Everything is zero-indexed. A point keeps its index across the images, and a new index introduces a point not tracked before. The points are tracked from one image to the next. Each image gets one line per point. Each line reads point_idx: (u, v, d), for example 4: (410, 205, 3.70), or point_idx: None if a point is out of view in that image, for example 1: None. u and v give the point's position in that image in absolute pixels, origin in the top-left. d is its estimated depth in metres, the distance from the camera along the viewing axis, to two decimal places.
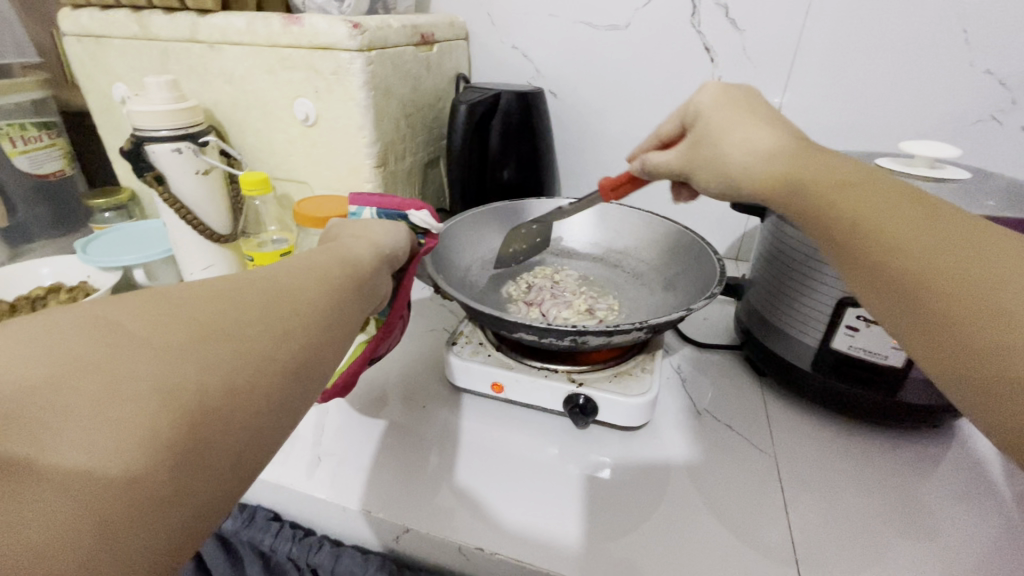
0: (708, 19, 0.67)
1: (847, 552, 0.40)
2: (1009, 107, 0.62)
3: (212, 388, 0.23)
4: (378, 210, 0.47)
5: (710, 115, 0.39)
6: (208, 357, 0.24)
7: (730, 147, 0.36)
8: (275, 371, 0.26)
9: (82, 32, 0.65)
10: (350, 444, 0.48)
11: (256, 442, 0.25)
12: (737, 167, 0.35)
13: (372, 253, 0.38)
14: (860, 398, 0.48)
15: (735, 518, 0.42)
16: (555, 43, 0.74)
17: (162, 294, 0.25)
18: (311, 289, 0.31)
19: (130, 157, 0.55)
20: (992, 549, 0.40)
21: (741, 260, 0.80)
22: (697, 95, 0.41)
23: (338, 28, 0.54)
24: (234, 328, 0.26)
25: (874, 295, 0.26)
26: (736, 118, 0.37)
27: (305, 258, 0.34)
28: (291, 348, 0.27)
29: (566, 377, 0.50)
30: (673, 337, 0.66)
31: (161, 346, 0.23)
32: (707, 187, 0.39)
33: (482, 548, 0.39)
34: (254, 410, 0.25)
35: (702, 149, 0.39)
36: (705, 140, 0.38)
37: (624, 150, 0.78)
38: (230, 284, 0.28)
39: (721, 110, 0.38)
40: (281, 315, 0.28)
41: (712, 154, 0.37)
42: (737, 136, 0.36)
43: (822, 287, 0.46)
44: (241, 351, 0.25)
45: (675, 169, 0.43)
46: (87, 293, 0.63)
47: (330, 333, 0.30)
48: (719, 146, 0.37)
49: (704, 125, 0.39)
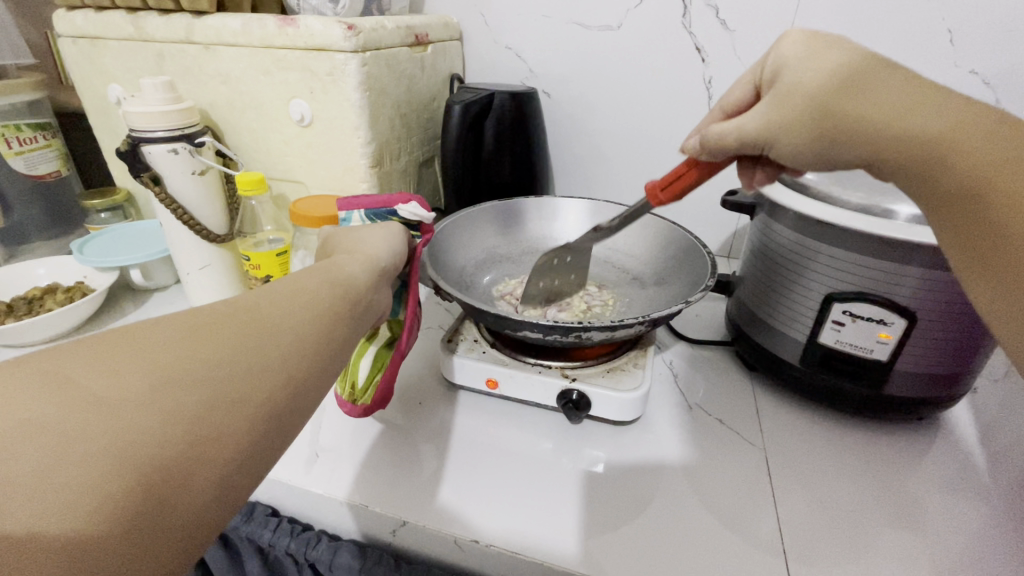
0: (699, 20, 0.68)
1: (835, 543, 0.41)
2: (992, 107, 0.63)
3: (174, 438, 0.24)
4: (366, 212, 0.47)
5: (802, 62, 0.33)
6: (170, 408, 0.24)
7: (839, 105, 0.31)
8: (245, 414, 0.27)
9: (77, 33, 0.66)
10: (347, 440, 0.49)
11: (230, 482, 0.26)
12: (817, 106, 0.32)
13: (365, 271, 0.39)
14: (846, 392, 0.49)
15: (727, 511, 0.43)
16: (547, 44, 0.75)
17: (126, 343, 0.26)
18: (291, 320, 0.32)
19: (126, 158, 0.56)
20: (975, 539, 0.41)
21: (732, 257, 0.81)
22: (776, 44, 0.35)
23: (333, 29, 0.54)
24: (201, 370, 0.26)
25: (963, 241, 0.28)
26: (823, 64, 0.32)
27: (292, 284, 0.34)
28: (263, 389, 0.28)
29: (559, 372, 0.51)
30: (665, 333, 0.67)
31: (119, 400, 0.23)
32: (801, 155, 0.34)
33: (478, 540, 0.40)
34: (223, 456, 0.26)
35: (799, 108, 0.33)
36: (791, 90, 0.33)
37: (617, 148, 0.79)
38: (201, 325, 0.28)
39: (822, 58, 0.32)
40: (254, 353, 0.29)
41: (800, 95, 0.33)
42: (845, 93, 0.31)
43: (811, 284, 0.47)
44: (210, 396, 0.26)
45: (748, 135, 0.36)
46: (84, 294, 0.63)
47: (310, 366, 0.31)
48: (823, 106, 0.31)
49: (797, 80, 0.33)
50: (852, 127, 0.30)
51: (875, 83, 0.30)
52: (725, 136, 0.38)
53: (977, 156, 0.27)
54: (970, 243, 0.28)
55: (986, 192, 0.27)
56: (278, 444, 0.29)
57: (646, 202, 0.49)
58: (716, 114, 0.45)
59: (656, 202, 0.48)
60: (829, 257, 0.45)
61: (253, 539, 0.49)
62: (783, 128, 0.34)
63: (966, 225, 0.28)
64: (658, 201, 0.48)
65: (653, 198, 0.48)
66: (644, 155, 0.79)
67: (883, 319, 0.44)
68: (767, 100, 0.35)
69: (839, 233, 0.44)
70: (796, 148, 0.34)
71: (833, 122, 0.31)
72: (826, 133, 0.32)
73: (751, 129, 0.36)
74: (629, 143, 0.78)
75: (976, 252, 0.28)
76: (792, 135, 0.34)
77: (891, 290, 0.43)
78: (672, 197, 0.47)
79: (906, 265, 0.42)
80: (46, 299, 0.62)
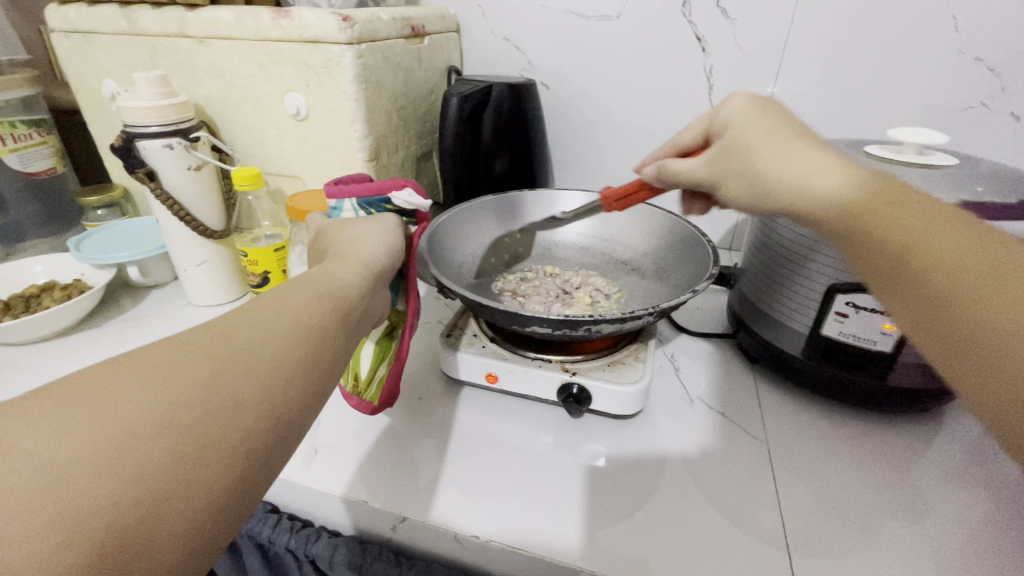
0: (699, 9, 0.67)
1: (838, 537, 0.40)
2: (998, 94, 0.62)
3: (136, 498, 0.23)
4: (358, 200, 0.45)
5: (744, 129, 0.35)
6: (132, 462, 0.23)
7: (775, 169, 0.32)
8: (220, 456, 0.26)
9: (70, 27, 0.65)
10: (347, 436, 0.49)
11: (208, 530, 0.25)
12: (774, 181, 0.32)
13: (358, 279, 0.38)
14: (853, 382, 0.48)
15: (730, 505, 0.43)
16: (546, 34, 0.74)
17: (82, 394, 0.24)
18: (269, 347, 0.30)
19: (121, 153, 0.55)
20: (982, 530, 0.41)
21: (734, 250, 0.81)
22: (723, 104, 0.38)
23: (328, 21, 0.54)
24: (167, 415, 0.25)
25: (918, 327, 0.26)
26: (770, 133, 0.33)
27: (279, 300, 0.33)
28: (239, 426, 0.27)
29: (559, 366, 0.50)
30: (666, 326, 0.66)
31: (69, 464, 0.22)
32: (739, 202, 0.36)
33: (478, 536, 0.40)
34: (197, 507, 0.24)
35: (735, 163, 0.35)
36: (737, 152, 0.35)
37: (616, 140, 0.79)
38: (170, 362, 0.27)
39: (755, 123, 0.34)
40: (228, 385, 0.27)
41: (746, 167, 0.34)
42: (789, 153, 0.32)
43: (815, 276, 0.47)
44: (178, 443, 0.25)
45: (699, 180, 0.39)
46: (80, 291, 0.63)
47: (292, 395, 0.30)
48: (758, 162, 0.33)
49: (737, 135, 0.35)
50: (773, 188, 0.32)
51: (794, 146, 0.32)
52: (682, 173, 0.41)
53: (894, 225, 0.27)
54: (928, 328, 0.25)
55: (933, 272, 0.25)
56: (263, 481, 0.28)
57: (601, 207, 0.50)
58: (667, 149, 0.45)
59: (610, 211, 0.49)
60: (832, 246, 0.45)
61: (252, 535, 0.50)
62: (727, 178, 0.36)
63: (919, 311, 0.26)
64: (611, 210, 0.49)
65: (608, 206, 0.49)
66: (644, 146, 0.78)
67: None
68: (712, 150, 0.38)
69: None
70: (737, 198, 0.36)
71: (805, 191, 0.30)
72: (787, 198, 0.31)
73: (698, 172, 0.39)
74: (630, 135, 0.78)
75: (911, 315, 0.26)
76: (742, 181, 0.35)
77: None
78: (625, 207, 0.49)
79: None
80: (44, 296, 0.62)
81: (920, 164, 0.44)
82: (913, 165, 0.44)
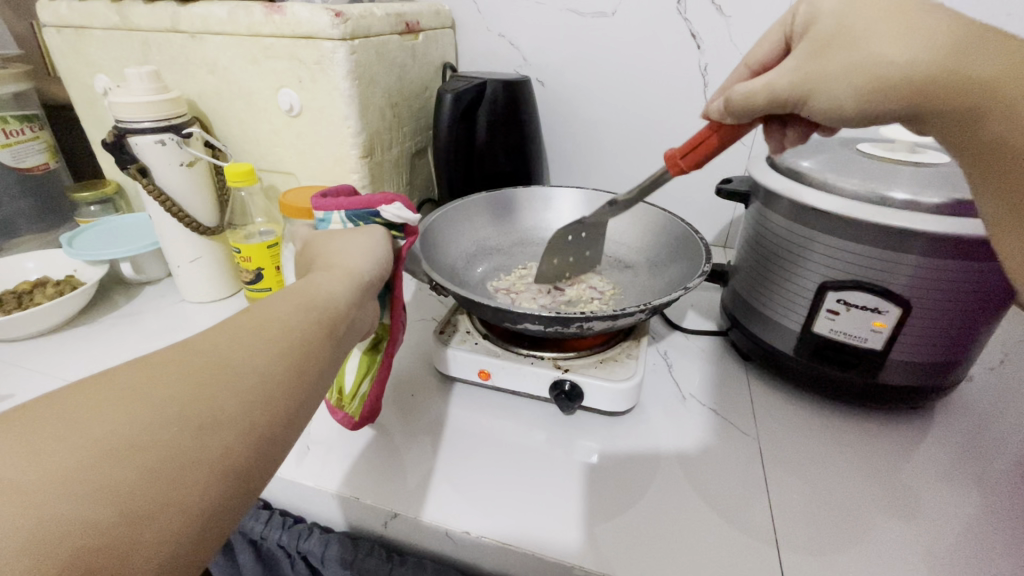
0: (695, 6, 0.67)
1: (827, 532, 0.41)
2: None
3: (114, 516, 0.23)
4: (348, 212, 0.44)
5: (841, 22, 0.31)
6: (109, 483, 0.23)
7: (889, 51, 0.29)
8: (202, 473, 0.26)
9: (62, 22, 0.65)
10: (340, 433, 0.49)
11: (190, 548, 0.25)
12: (856, 70, 0.30)
13: (347, 290, 0.38)
14: (843, 381, 0.48)
15: (723, 504, 0.43)
16: (541, 31, 0.74)
17: (58, 413, 0.24)
18: (252, 362, 0.30)
19: (112, 150, 0.55)
20: (972, 527, 0.41)
21: (729, 247, 0.81)
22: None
23: (321, 17, 0.53)
24: (145, 434, 0.25)
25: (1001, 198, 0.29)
26: (880, 20, 0.30)
27: (266, 313, 0.33)
28: (219, 445, 0.27)
29: (551, 363, 0.50)
30: (659, 322, 0.67)
31: (44, 485, 0.22)
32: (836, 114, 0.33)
33: (469, 531, 0.40)
34: (176, 527, 0.24)
35: (834, 54, 0.32)
36: (832, 46, 0.32)
37: (612, 138, 0.79)
38: (151, 379, 0.27)
39: (860, 2, 0.31)
40: (208, 402, 0.27)
41: (850, 44, 0.31)
42: (895, 32, 0.29)
43: (806, 274, 0.47)
44: (156, 463, 0.24)
45: (780, 84, 0.35)
46: (73, 287, 0.63)
47: (275, 411, 0.30)
48: (866, 43, 0.30)
49: (832, 30, 0.32)
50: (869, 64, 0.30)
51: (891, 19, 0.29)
52: (751, 94, 0.36)
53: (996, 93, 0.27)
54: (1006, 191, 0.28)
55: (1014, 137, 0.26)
56: (247, 498, 0.28)
57: (665, 171, 0.46)
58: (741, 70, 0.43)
59: (676, 171, 0.45)
60: (825, 245, 0.45)
61: (244, 531, 0.50)
62: (819, 78, 0.32)
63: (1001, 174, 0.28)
64: (678, 170, 0.45)
65: (672, 166, 0.45)
66: (641, 143, 0.78)
67: (878, 308, 0.44)
68: (800, 50, 0.34)
69: (837, 222, 0.43)
70: (840, 96, 0.32)
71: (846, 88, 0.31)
72: (873, 78, 0.30)
73: (776, 84, 0.35)
74: (625, 132, 0.78)
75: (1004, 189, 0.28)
76: (841, 83, 0.31)
77: (887, 279, 0.43)
78: (694, 164, 0.44)
79: (902, 253, 0.41)
80: (36, 292, 0.62)
81: (910, 163, 0.43)
82: (902, 164, 0.44)
